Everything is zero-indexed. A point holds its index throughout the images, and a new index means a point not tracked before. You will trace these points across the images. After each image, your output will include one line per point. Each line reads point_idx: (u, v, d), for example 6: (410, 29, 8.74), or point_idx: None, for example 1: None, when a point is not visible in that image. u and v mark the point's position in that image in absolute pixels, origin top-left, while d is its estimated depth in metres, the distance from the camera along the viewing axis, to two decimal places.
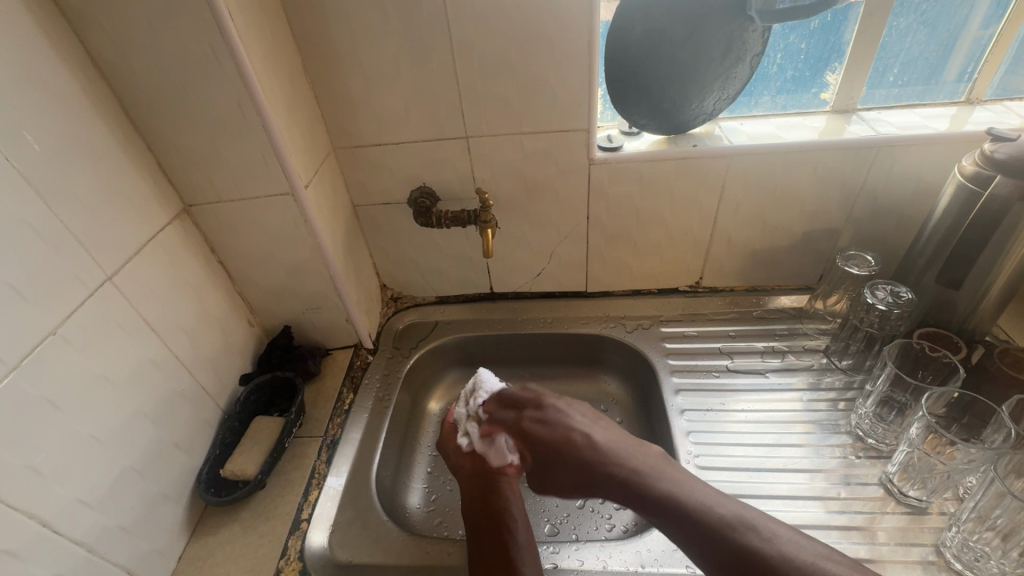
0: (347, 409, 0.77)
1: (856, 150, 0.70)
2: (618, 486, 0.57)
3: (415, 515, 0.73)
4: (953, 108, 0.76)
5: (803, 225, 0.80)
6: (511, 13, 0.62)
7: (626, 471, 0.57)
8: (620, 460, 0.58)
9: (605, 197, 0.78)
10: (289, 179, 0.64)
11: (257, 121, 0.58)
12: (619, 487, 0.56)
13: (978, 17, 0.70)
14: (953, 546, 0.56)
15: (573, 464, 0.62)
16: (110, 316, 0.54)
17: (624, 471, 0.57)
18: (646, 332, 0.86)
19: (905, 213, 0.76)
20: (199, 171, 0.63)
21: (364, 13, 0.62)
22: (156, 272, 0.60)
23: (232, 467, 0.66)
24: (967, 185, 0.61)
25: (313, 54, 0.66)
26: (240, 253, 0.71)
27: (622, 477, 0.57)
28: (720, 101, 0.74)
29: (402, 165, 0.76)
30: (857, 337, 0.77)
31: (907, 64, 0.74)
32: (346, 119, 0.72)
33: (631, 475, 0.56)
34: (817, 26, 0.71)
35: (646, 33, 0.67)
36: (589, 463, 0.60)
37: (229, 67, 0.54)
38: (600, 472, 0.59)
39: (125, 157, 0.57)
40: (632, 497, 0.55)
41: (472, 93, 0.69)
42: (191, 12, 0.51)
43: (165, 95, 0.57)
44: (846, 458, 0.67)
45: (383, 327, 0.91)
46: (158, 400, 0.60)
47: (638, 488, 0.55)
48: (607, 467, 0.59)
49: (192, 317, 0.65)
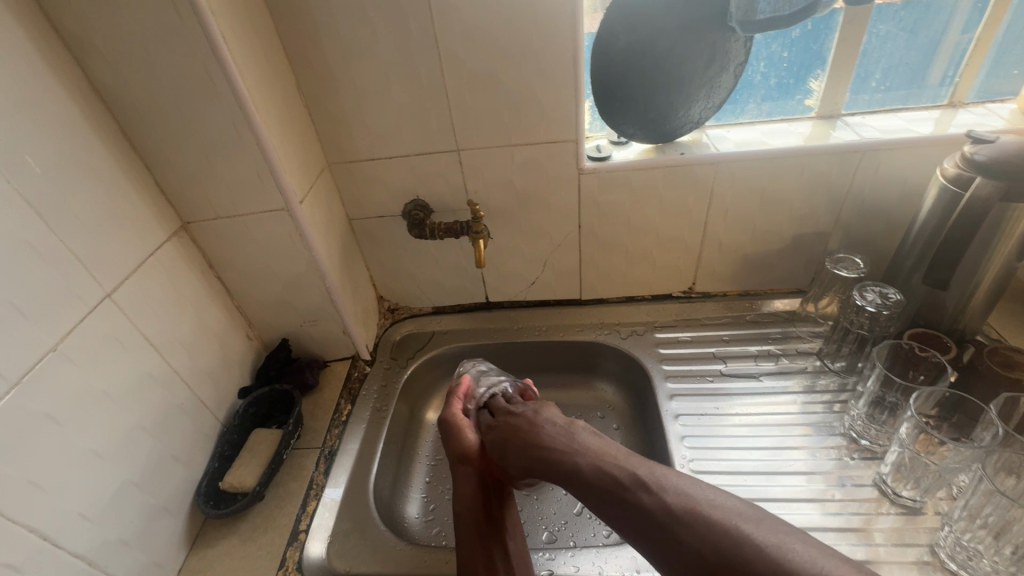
0: (345, 420, 0.77)
1: (841, 154, 0.72)
2: (552, 470, 0.53)
3: (414, 525, 0.73)
4: (936, 111, 0.77)
5: (793, 229, 0.81)
6: (497, 30, 0.64)
7: (558, 447, 0.54)
8: (558, 444, 0.54)
9: (596, 207, 0.80)
10: (283, 195, 0.65)
11: (253, 141, 0.60)
12: (562, 470, 0.52)
13: (957, 22, 0.72)
14: (947, 545, 0.56)
15: (517, 449, 0.57)
16: (111, 332, 0.55)
17: (570, 455, 0.52)
18: (640, 338, 0.87)
19: (892, 214, 0.77)
20: (196, 189, 0.65)
21: (355, 33, 0.64)
22: (154, 288, 0.62)
23: (230, 479, 0.67)
24: (949, 187, 0.62)
25: (307, 73, 0.68)
26: (238, 268, 0.73)
27: (551, 459, 0.53)
28: (706, 110, 0.75)
29: (396, 179, 0.78)
30: (849, 339, 0.77)
31: (889, 69, 0.76)
32: (340, 135, 0.74)
33: (564, 454, 0.52)
34: (798, 35, 0.73)
35: (631, 44, 0.69)
36: (528, 451, 0.56)
37: (223, 86, 0.56)
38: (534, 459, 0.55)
39: (122, 175, 0.59)
40: (563, 472, 0.51)
41: (461, 107, 0.70)
42: (186, 37, 0.53)
43: (164, 115, 0.58)
44: (841, 460, 0.67)
45: (381, 338, 0.92)
46: (157, 415, 0.60)
47: (600, 490, 0.48)
48: (557, 456, 0.53)
49: (191, 330, 0.67)
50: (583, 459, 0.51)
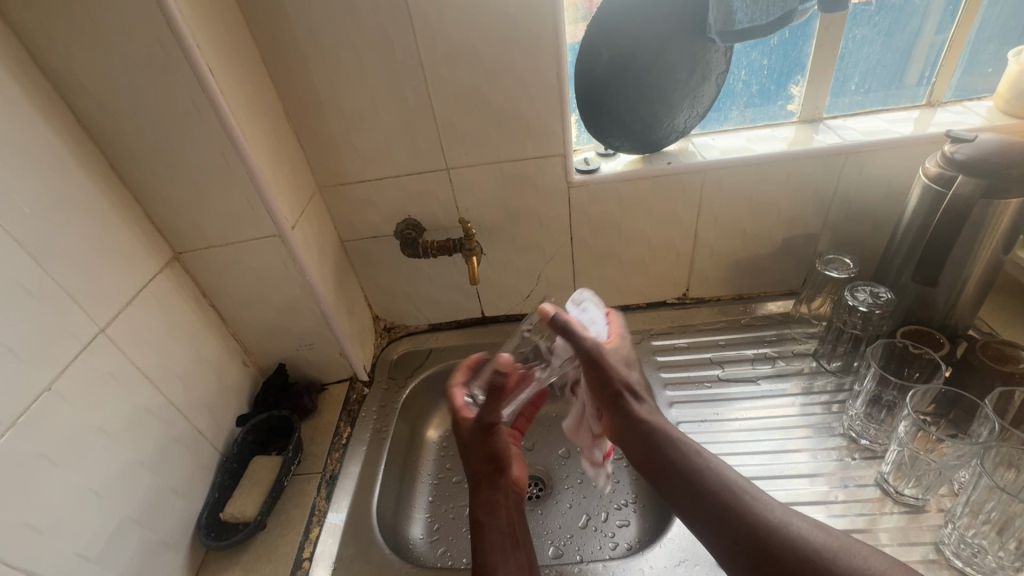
0: (345, 443, 0.77)
1: (826, 157, 0.73)
2: (665, 461, 0.56)
3: (418, 547, 0.73)
4: (915, 111, 0.78)
5: (782, 231, 0.82)
6: (481, 50, 0.65)
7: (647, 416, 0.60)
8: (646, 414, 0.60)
9: (587, 219, 0.80)
10: (275, 222, 0.65)
11: (242, 170, 0.61)
12: (668, 464, 0.55)
13: (931, 23, 0.73)
14: (951, 543, 0.56)
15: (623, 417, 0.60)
16: (104, 367, 0.55)
17: (659, 433, 0.58)
18: (638, 346, 0.87)
19: (878, 213, 0.78)
20: (186, 218, 0.64)
21: (342, 58, 0.65)
22: (149, 320, 0.61)
23: (231, 509, 0.66)
24: (933, 186, 0.63)
25: (294, 100, 0.69)
26: (231, 295, 0.72)
27: (644, 432, 0.58)
28: (691, 118, 0.76)
29: (387, 200, 0.78)
30: (843, 339, 0.77)
31: (867, 72, 0.77)
32: (329, 159, 0.74)
33: (659, 436, 0.57)
34: (776, 43, 0.74)
35: (613, 58, 0.70)
36: (644, 431, 0.58)
37: (213, 121, 0.57)
38: (653, 440, 0.57)
39: (112, 208, 0.59)
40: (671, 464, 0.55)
41: (449, 126, 0.71)
42: (172, 69, 0.53)
43: (151, 147, 0.59)
44: (842, 460, 0.67)
45: (378, 358, 0.91)
46: (155, 448, 0.60)
47: (683, 473, 0.54)
48: (666, 446, 0.56)
49: (187, 360, 0.66)
50: (686, 442, 0.57)
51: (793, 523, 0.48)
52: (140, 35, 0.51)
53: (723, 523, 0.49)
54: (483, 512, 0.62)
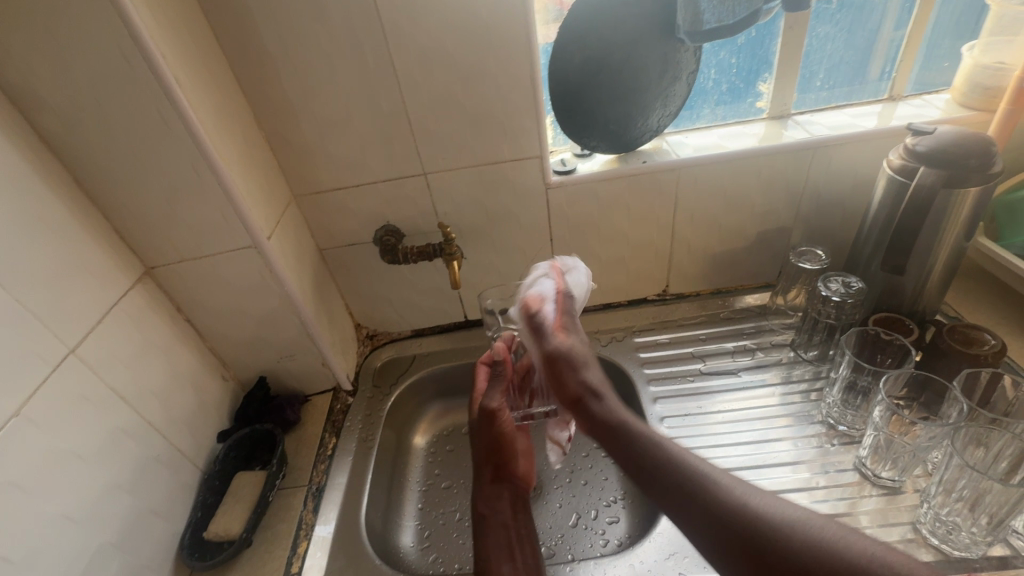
0: (330, 454, 0.76)
1: (795, 152, 0.75)
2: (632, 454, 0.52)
3: (409, 555, 0.72)
4: (878, 105, 0.81)
5: (756, 225, 0.83)
6: (453, 53, 0.65)
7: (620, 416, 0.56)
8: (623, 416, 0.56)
9: (566, 219, 0.81)
10: (250, 233, 0.64)
11: (215, 181, 0.59)
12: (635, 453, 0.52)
13: (889, 20, 0.76)
14: (927, 521, 0.58)
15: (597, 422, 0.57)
16: (76, 388, 0.53)
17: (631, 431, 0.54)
18: (620, 344, 0.88)
19: (846, 205, 0.80)
20: (157, 232, 0.63)
21: (313, 65, 0.65)
22: (121, 338, 0.60)
23: (215, 528, 0.64)
24: (896, 178, 0.65)
25: (265, 108, 0.68)
26: (207, 309, 0.71)
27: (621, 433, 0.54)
28: (663, 118, 0.77)
29: (365, 207, 0.78)
30: (818, 329, 0.79)
31: (831, 69, 0.79)
32: (304, 167, 0.73)
33: (625, 430, 0.54)
34: (744, 42, 0.76)
35: (585, 61, 0.71)
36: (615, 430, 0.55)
37: (181, 131, 0.55)
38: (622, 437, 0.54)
39: (78, 225, 0.57)
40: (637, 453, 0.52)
41: (425, 131, 0.71)
42: (136, 80, 0.52)
43: (118, 161, 0.57)
44: (822, 447, 0.69)
45: (361, 366, 0.90)
46: (132, 469, 0.58)
47: (649, 463, 0.51)
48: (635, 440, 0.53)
49: (163, 377, 0.65)
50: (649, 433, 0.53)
51: (770, 506, 0.44)
52: (101, 45, 0.50)
53: (703, 513, 0.46)
54: (486, 505, 0.69)
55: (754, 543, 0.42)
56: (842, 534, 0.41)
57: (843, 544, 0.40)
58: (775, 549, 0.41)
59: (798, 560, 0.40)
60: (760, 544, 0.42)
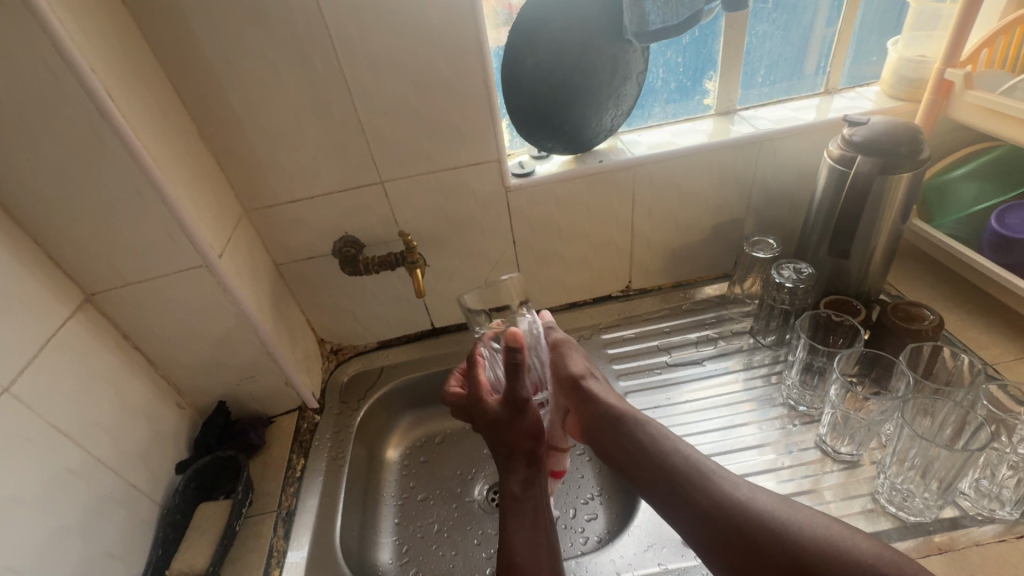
0: (299, 475, 0.73)
1: (743, 146, 0.78)
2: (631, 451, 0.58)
3: (388, 572, 0.71)
4: (816, 98, 0.85)
5: (711, 218, 0.86)
6: (404, 59, 0.64)
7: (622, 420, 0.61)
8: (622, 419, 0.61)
9: (527, 221, 0.81)
10: (200, 252, 0.61)
11: (158, 199, 0.56)
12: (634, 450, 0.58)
13: (821, 17, 0.80)
14: (885, 491, 0.62)
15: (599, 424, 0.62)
16: (14, 430, 0.50)
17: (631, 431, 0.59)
18: (588, 342, 0.89)
19: (793, 195, 0.84)
20: (97, 257, 0.59)
21: (258, 75, 0.62)
22: (63, 372, 0.56)
23: (179, 565, 0.61)
24: (836, 167, 0.68)
25: (208, 121, 0.65)
26: (158, 334, 0.67)
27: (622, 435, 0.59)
28: (617, 117, 0.79)
29: (322, 219, 0.76)
30: (774, 314, 0.82)
31: (771, 65, 0.83)
32: (254, 180, 0.71)
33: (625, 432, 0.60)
34: (689, 41, 0.78)
35: (537, 64, 0.71)
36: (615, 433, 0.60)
37: (117, 148, 0.52)
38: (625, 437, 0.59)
39: (6, 253, 0.53)
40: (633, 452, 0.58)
41: (379, 139, 0.70)
42: (63, 97, 0.49)
43: (49, 184, 0.53)
44: (785, 428, 0.72)
45: (327, 382, 0.88)
46: (82, 512, 0.55)
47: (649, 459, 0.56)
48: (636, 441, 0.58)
49: (112, 409, 0.61)
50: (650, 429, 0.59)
51: (753, 496, 0.50)
52: (21, 60, 0.46)
53: (693, 508, 0.51)
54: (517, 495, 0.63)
55: (741, 533, 0.48)
56: (813, 519, 0.47)
57: (805, 526, 0.47)
58: (755, 539, 0.47)
59: (777, 544, 0.46)
60: (748, 536, 0.48)
